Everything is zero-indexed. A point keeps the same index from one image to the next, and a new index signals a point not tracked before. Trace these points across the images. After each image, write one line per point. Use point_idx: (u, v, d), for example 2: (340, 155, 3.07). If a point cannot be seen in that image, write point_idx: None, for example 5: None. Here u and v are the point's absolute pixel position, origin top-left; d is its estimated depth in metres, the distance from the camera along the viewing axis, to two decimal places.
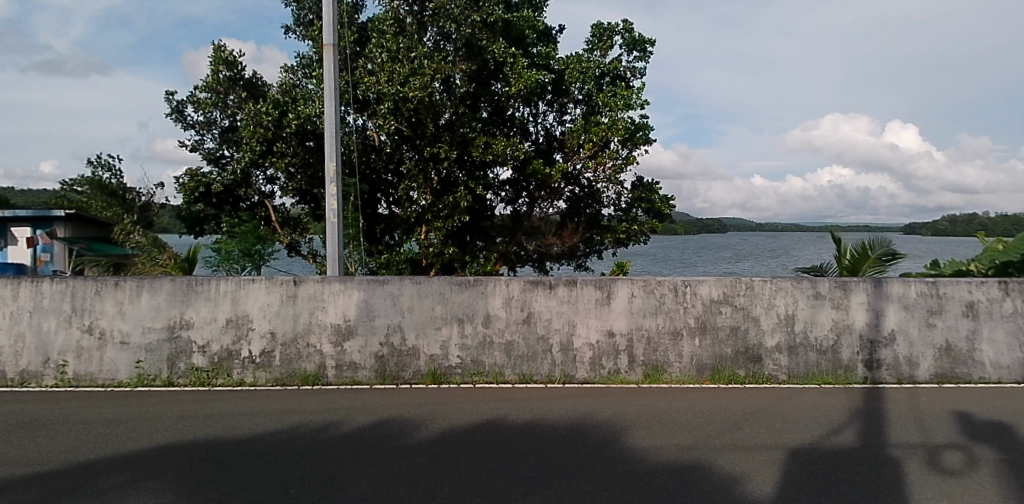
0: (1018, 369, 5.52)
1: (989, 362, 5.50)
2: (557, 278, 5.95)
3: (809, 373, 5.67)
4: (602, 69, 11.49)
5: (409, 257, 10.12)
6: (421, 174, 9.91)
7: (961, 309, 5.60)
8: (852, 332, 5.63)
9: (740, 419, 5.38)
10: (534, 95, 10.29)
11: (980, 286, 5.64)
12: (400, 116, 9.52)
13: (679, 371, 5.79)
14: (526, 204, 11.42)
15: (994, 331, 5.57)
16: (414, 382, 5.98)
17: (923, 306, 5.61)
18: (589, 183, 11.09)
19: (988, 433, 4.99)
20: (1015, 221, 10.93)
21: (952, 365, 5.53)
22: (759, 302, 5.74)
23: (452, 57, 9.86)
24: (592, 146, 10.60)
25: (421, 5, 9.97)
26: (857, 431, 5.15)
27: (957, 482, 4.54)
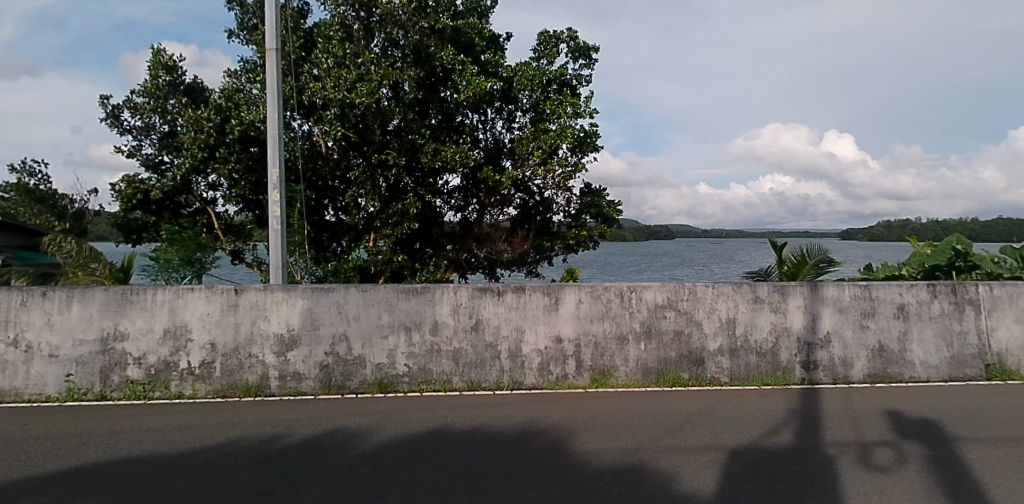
0: (946, 368, 5.75)
1: (919, 362, 5.71)
2: (504, 285, 5.95)
3: (750, 374, 5.80)
4: (550, 77, 11.55)
5: (357, 265, 10.11)
6: (369, 181, 9.86)
7: (892, 311, 5.82)
8: (790, 334, 5.79)
9: (683, 421, 5.48)
10: (483, 102, 10.18)
11: (910, 289, 5.87)
12: (347, 122, 9.45)
13: (624, 375, 5.85)
14: (476, 211, 11.40)
15: (924, 331, 5.79)
16: (360, 391, 5.91)
17: (857, 308, 5.80)
18: (538, 190, 11.12)
19: (916, 430, 5.20)
20: (943, 227, 11.52)
21: (885, 365, 5.73)
22: (702, 306, 5.85)
23: (400, 63, 9.93)
24: (541, 153, 10.62)
25: (369, 11, 10.16)
26: (794, 432, 5.30)
27: (886, 479, 4.72)
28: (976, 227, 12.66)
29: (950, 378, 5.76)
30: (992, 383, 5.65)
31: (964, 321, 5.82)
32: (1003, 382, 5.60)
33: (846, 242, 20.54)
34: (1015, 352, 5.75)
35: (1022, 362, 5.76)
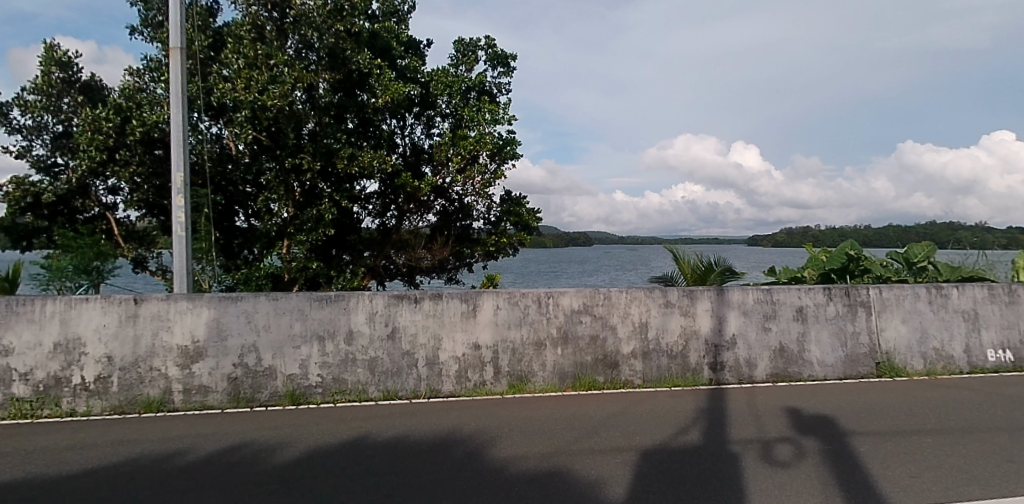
0: (841, 366, 6.10)
1: (816, 361, 6.04)
2: (421, 293, 5.94)
3: (662, 376, 5.97)
4: (468, 84, 11.84)
5: (270, 272, 9.75)
6: (282, 186, 9.55)
7: (791, 313, 6.14)
8: (699, 337, 6.01)
9: (599, 425, 5.57)
10: (400, 108, 10.35)
11: (808, 292, 6.21)
12: (258, 125, 9.21)
13: (542, 380, 5.91)
14: (394, 217, 11.33)
15: (820, 332, 6.14)
16: (271, 404, 5.74)
17: (760, 311, 6.10)
18: (458, 197, 11.37)
19: (814, 425, 5.45)
20: (835, 233, 12.51)
21: (786, 365, 6.04)
22: (616, 311, 6.00)
23: (314, 66, 9.63)
24: (461, 160, 10.76)
25: (282, 11, 9.70)
26: (701, 431, 5.48)
27: (785, 474, 4.95)
28: (869, 233, 13.72)
29: (845, 375, 6.11)
30: (881, 380, 6.04)
31: (856, 322, 6.21)
32: (890, 379, 6.00)
33: (755, 249, 21.88)
34: (901, 350, 6.19)
35: (906, 359, 6.20)
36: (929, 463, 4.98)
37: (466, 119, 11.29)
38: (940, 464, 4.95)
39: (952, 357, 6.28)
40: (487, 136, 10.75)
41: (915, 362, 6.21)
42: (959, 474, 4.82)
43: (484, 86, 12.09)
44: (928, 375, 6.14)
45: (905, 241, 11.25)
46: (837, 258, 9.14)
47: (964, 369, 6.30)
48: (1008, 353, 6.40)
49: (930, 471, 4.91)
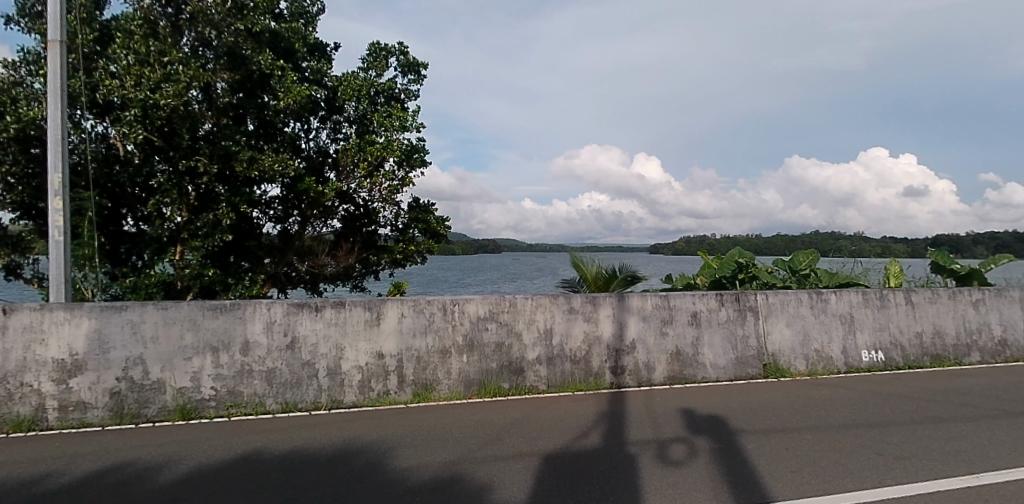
0: (732, 368, 6.46)
1: (710, 363, 6.37)
2: (323, 301, 5.93)
3: (566, 382, 6.10)
4: (377, 89, 11.78)
5: (161, 280, 9.29)
6: (174, 189, 9.17)
7: (687, 318, 6.47)
8: (601, 342, 6.20)
9: (503, 431, 5.60)
10: (304, 110, 10.31)
11: (701, 298, 6.57)
12: (150, 125, 8.66)
13: (447, 388, 5.94)
14: (297, 223, 11.18)
15: (713, 336, 6.49)
16: (158, 419, 5.44)
17: (658, 316, 6.38)
18: (363, 202, 11.28)
19: (706, 425, 5.68)
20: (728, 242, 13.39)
21: (681, 368, 6.33)
22: (521, 318, 6.14)
23: (212, 65, 9.33)
24: (367, 166, 10.78)
25: (177, 7, 9.27)
26: (601, 434, 5.62)
27: (679, 473, 5.14)
28: (760, 241, 14.76)
29: (736, 376, 6.48)
30: (767, 380, 6.45)
31: (746, 326, 6.62)
32: (775, 379, 6.43)
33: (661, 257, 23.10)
34: (785, 352, 6.65)
35: (791, 360, 6.67)
36: (809, 457, 5.28)
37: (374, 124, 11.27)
38: (819, 458, 5.25)
39: (831, 358, 6.83)
40: (394, 142, 10.76)
41: (798, 363, 6.69)
42: (835, 467, 5.14)
43: (393, 92, 12.11)
44: (809, 375, 6.62)
45: (792, 249, 12.16)
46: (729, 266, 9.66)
47: (841, 368, 6.85)
48: (882, 354, 7.04)
49: (810, 466, 5.20)
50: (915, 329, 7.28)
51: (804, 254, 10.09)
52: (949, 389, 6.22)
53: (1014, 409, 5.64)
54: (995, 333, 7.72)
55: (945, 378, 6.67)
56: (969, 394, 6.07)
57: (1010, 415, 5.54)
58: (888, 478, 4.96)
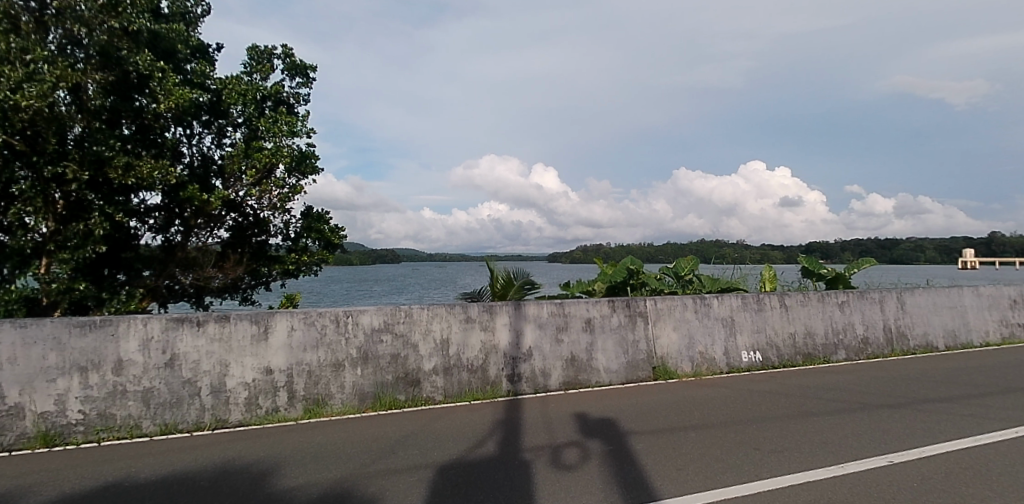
0: (623, 371, 6.83)
1: (602, 367, 6.72)
2: (206, 315, 5.74)
3: (462, 391, 6.24)
4: (263, 93, 11.56)
5: (23, 296, 9.03)
6: (39, 196, 8.67)
7: (581, 324, 6.80)
8: (498, 351, 6.41)
9: (396, 444, 5.55)
10: (187, 114, 9.94)
11: (594, 304, 6.94)
12: (10, 128, 8.24)
13: (340, 402, 5.93)
14: (180, 233, 10.75)
15: (605, 342, 6.85)
16: (14, 449, 4.94)
17: (553, 323, 6.68)
18: (253, 211, 11.16)
19: (598, 428, 5.81)
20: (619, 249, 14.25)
21: (576, 373, 6.60)
22: (417, 329, 6.26)
23: (82, 65, 9.04)
24: (255, 172, 10.67)
25: (42, 1, 8.92)
26: (497, 442, 5.65)
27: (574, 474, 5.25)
28: (651, 249, 15.60)
29: (626, 380, 6.86)
30: (657, 383, 6.83)
31: (636, 331, 7.03)
32: (664, 381, 6.80)
33: (560, 268, 24.18)
34: (672, 354, 7.11)
35: (678, 362, 7.13)
36: (693, 455, 5.47)
37: (261, 130, 11.21)
38: (702, 455, 5.46)
39: (714, 359, 7.38)
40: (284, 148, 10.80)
41: (685, 365, 7.18)
42: (716, 463, 5.37)
43: (281, 96, 11.87)
44: (694, 376, 7.10)
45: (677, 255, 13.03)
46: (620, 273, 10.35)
47: (723, 369, 7.39)
48: (759, 354, 7.69)
49: (693, 463, 5.40)
50: (789, 330, 8.00)
51: (687, 260, 10.98)
52: (818, 386, 6.70)
53: (873, 401, 6.13)
54: (858, 332, 8.64)
55: (814, 375, 7.23)
56: (835, 390, 6.55)
57: (868, 406, 6.03)
58: (763, 471, 5.23)
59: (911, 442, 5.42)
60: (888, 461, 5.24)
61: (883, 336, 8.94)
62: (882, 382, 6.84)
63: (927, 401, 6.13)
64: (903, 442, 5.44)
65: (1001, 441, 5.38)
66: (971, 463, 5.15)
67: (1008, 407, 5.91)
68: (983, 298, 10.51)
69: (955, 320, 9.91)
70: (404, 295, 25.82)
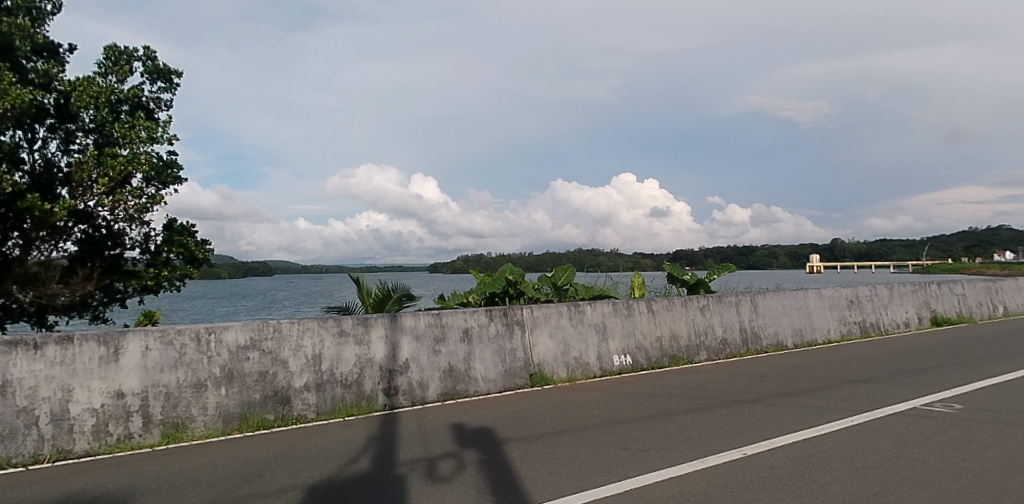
0: (500, 380, 7.13)
1: (480, 377, 6.99)
2: (45, 337, 5.15)
3: (336, 407, 6.19)
4: (119, 96, 12.32)
5: None
6: None
7: (459, 335, 7.08)
8: (373, 364, 6.46)
9: (264, 466, 5.29)
10: (24, 117, 10.44)
11: (472, 315, 7.27)
12: None
13: (203, 425, 5.63)
14: (20, 248, 11.55)
15: (484, 351, 7.17)
16: None
17: (430, 334, 6.88)
18: (105, 224, 12.17)
19: (474, 438, 5.79)
20: (498, 259, 14.87)
21: (454, 383, 6.81)
22: (287, 344, 6.16)
23: None
24: (108, 181, 11.50)
25: None
26: (371, 457, 5.51)
27: (452, 482, 5.20)
28: (532, 258, 16.19)
29: (503, 388, 7.14)
30: (533, 388, 7.25)
31: (513, 340, 7.43)
32: (540, 386, 7.22)
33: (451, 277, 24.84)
34: (548, 361, 7.56)
35: (554, 368, 7.57)
36: (564, 458, 5.56)
37: (117, 135, 11.91)
38: (574, 458, 5.56)
39: (588, 364, 7.88)
40: (141, 156, 11.77)
41: (560, 371, 7.63)
42: (588, 465, 5.48)
43: (139, 100, 12.70)
44: (569, 381, 7.56)
45: (556, 263, 13.73)
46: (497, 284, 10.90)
47: (596, 373, 7.87)
48: (629, 357, 8.26)
49: (567, 466, 5.48)
50: (655, 334, 8.63)
51: (564, 270, 11.72)
52: (683, 385, 7.11)
53: (730, 399, 6.54)
54: (718, 333, 9.44)
55: (680, 376, 7.67)
56: (699, 389, 6.96)
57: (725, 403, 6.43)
58: (630, 470, 5.40)
59: (763, 435, 5.80)
60: (742, 453, 5.58)
61: (739, 337, 9.75)
62: (737, 379, 7.38)
63: (775, 395, 6.67)
64: (757, 436, 5.81)
65: (841, 430, 5.87)
66: (815, 452, 5.57)
67: (837, 398, 6.55)
68: (826, 300, 11.66)
69: (802, 320, 10.95)
70: (291, 308, 24.83)
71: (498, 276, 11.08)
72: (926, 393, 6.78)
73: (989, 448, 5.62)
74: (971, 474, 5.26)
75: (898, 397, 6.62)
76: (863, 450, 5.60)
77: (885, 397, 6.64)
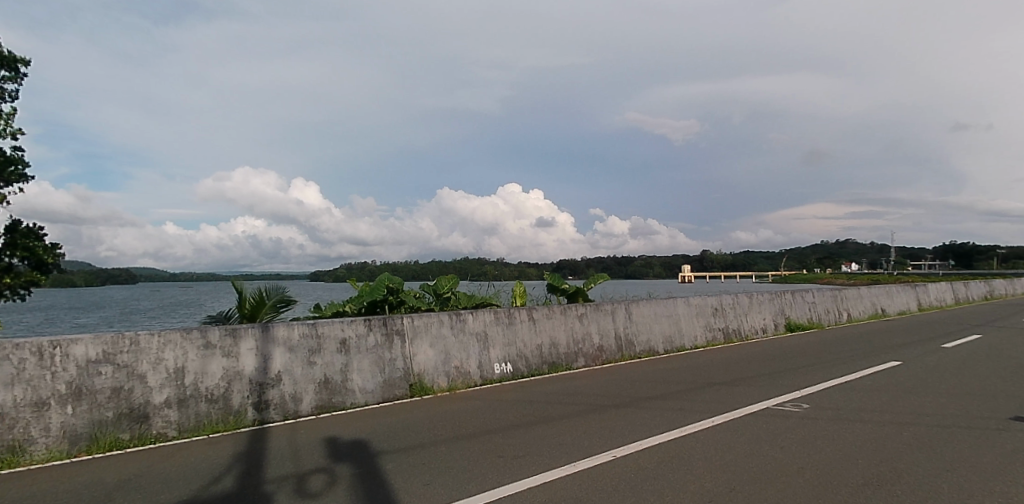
0: (377, 391, 7.49)
1: (357, 388, 7.31)
2: None
3: (199, 424, 5.99)
4: None
5: None
6: None
7: (335, 345, 7.34)
8: (242, 377, 6.41)
9: (116, 488, 4.85)
10: None
11: (350, 326, 7.60)
12: None
13: (44, 448, 5.08)
14: None
15: (361, 361, 7.52)
16: None
17: (305, 346, 7.04)
18: None
19: (348, 452, 5.68)
20: (377, 269, 15.12)
21: (330, 395, 7.03)
22: (145, 358, 5.83)
23: None
24: None
25: None
26: (235, 476, 5.21)
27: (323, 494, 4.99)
28: (416, 266, 16.54)
29: (381, 399, 7.50)
30: (413, 397, 7.74)
31: (393, 350, 7.90)
32: (419, 396, 7.75)
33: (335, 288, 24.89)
34: (428, 370, 8.15)
35: (434, 378, 8.18)
36: (439, 467, 5.51)
37: None
38: (451, 466, 5.54)
39: (469, 373, 8.60)
40: None
41: (441, 380, 8.24)
42: (464, 472, 5.47)
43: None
44: (448, 389, 8.19)
45: (439, 271, 14.20)
46: (378, 293, 11.14)
47: (477, 380, 8.64)
48: (510, 365, 9.20)
49: (443, 474, 5.43)
50: (535, 342, 9.73)
51: (446, 280, 12.18)
52: (558, 396, 7.49)
53: (600, 407, 6.94)
54: (594, 340, 10.72)
55: (553, 386, 8.13)
56: (573, 399, 7.33)
57: (595, 411, 6.84)
58: (505, 476, 5.45)
59: (630, 439, 6.12)
60: (612, 456, 5.83)
61: (615, 344, 11.12)
62: (607, 386, 8.14)
63: (638, 402, 7.17)
64: (625, 439, 6.11)
65: (700, 431, 6.32)
66: (677, 452, 5.92)
67: (695, 403, 7.12)
68: (693, 307, 13.24)
69: (671, 327, 12.47)
70: (161, 319, 23.40)
71: (378, 286, 11.30)
72: (772, 397, 7.53)
73: (828, 444, 6.16)
74: (815, 467, 5.72)
75: (743, 399, 7.37)
76: (720, 448, 6.01)
77: (732, 398, 7.36)
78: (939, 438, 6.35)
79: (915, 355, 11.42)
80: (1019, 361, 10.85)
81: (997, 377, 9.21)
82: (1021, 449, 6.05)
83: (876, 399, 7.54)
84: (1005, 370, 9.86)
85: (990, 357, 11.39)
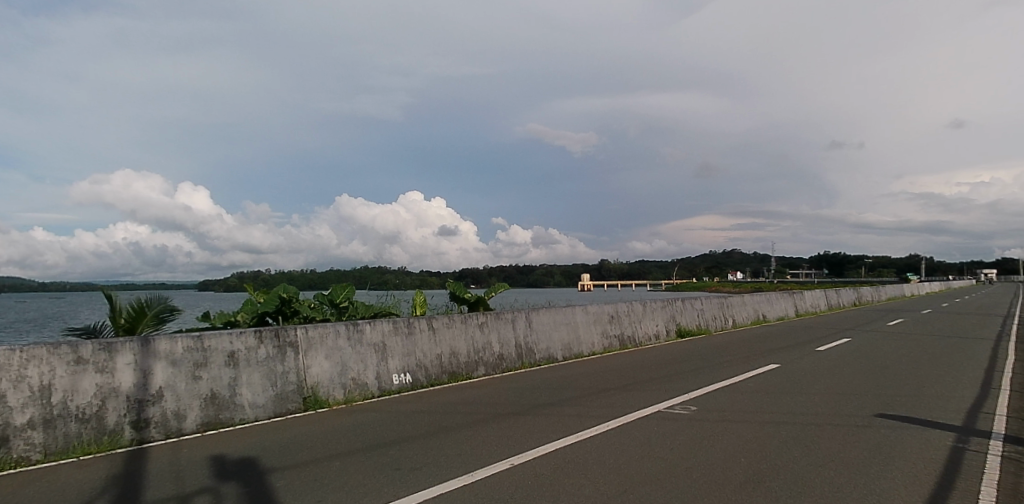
0: (268, 405, 7.36)
1: (246, 403, 7.13)
2: None
3: (68, 445, 5.64)
4: None
5: None
6: None
7: (223, 359, 7.13)
8: (118, 394, 6.09)
9: None
10: None
11: (239, 339, 7.40)
12: None
13: None
14: None
15: (251, 374, 7.35)
16: None
17: (189, 360, 6.79)
18: None
19: (234, 471, 5.51)
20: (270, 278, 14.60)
21: (217, 411, 6.83)
22: (4, 375, 5.38)
23: None
24: None
25: None
26: (109, 498, 4.91)
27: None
28: (314, 275, 16.13)
29: (272, 413, 7.36)
30: (306, 411, 7.65)
31: (285, 362, 7.78)
32: (312, 410, 7.67)
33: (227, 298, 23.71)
34: (322, 383, 8.07)
35: (329, 390, 8.12)
36: (333, 482, 5.43)
37: None
38: (345, 481, 5.47)
39: (366, 384, 8.58)
40: None
41: (336, 392, 8.18)
42: (359, 485, 5.42)
43: None
44: (344, 402, 8.16)
45: (338, 280, 13.94)
46: (269, 303, 10.83)
47: (374, 392, 8.63)
48: (409, 375, 9.26)
49: (338, 487, 5.36)
50: (435, 352, 9.83)
51: (346, 289, 11.98)
52: (455, 406, 7.60)
53: (495, 416, 7.11)
54: (494, 349, 10.97)
55: (448, 397, 8.29)
56: (472, 409, 7.46)
57: (491, 420, 6.98)
58: (401, 488, 5.44)
59: (526, 446, 6.29)
60: (510, 463, 5.97)
61: (515, 352, 11.41)
62: (506, 393, 8.36)
63: (533, 410, 7.42)
64: (522, 447, 6.28)
65: (596, 436, 6.59)
66: (572, 457, 6.14)
67: (585, 410, 7.41)
68: (590, 315, 13.77)
69: (569, 335, 12.90)
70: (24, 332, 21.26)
71: (269, 296, 11.00)
72: (659, 400, 7.99)
73: (709, 444, 6.58)
74: (699, 467, 6.10)
75: (629, 404, 7.78)
76: (614, 452, 6.27)
77: (619, 403, 7.74)
78: (808, 435, 6.93)
79: (794, 358, 12.40)
80: (880, 362, 12.08)
81: (859, 377, 10.18)
82: (876, 443, 6.71)
83: (752, 401, 8.13)
84: (868, 370, 10.91)
85: (857, 358, 12.59)
